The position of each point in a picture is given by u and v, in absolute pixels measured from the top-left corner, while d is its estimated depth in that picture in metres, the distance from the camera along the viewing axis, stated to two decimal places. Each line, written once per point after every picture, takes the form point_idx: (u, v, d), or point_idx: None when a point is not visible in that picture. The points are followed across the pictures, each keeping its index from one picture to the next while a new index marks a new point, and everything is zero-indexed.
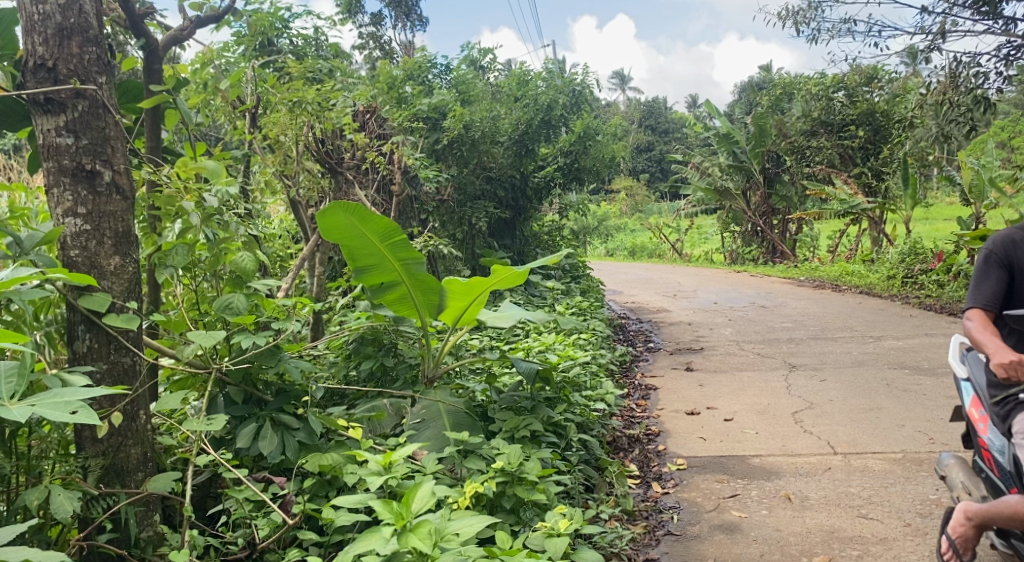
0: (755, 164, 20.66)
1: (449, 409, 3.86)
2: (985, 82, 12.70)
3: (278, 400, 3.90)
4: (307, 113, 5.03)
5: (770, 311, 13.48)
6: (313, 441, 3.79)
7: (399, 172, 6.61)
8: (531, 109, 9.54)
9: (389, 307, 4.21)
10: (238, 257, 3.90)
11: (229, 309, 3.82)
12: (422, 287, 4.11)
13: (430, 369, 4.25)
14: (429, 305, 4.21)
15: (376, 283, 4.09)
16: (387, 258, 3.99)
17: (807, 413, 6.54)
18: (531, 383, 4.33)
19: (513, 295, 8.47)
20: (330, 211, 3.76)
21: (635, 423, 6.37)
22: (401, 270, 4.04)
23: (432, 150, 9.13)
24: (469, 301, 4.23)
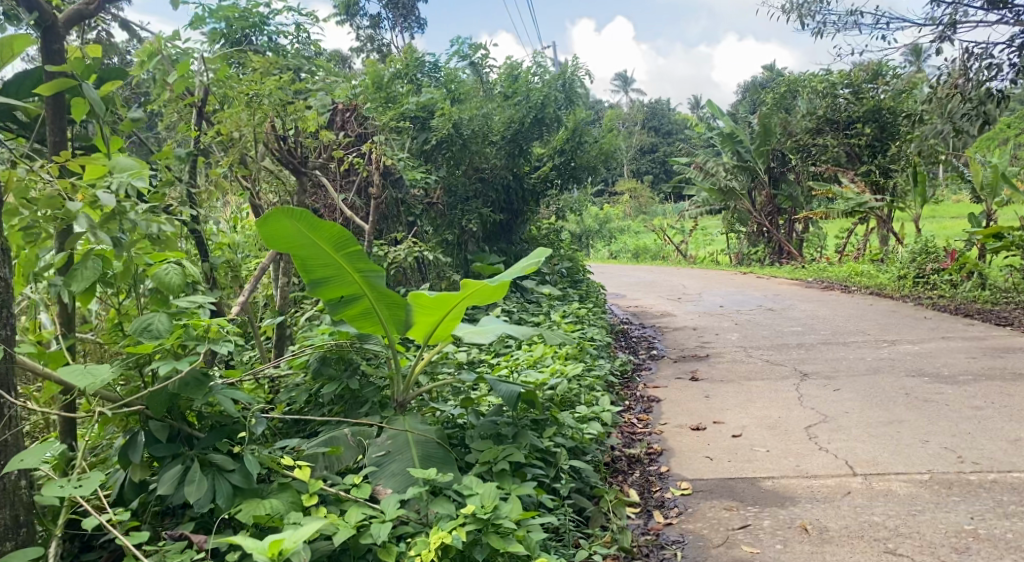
0: (759, 164, 20.17)
1: (418, 440, 3.51)
2: (997, 74, 12.20)
3: (210, 436, 3.53)
4: (267, 109, 4.74)
5: (778, 314, 12.99)
6: (249, 484, 3.37)
7: (378, 174, 6.16)
8: (523, 107, 9.07)
9: (351, 324, 3.87)
10: (160, 271, 3.56)
11: (150, 331, 3.40)
12: (384, 300, 3.78)
13: (400, 393, 3.87)
14: (396, 320, 3.86)
15: (335, 298, 3.76)
16: (344, 268, 3.67)
17: (822, 427, 6.07)
18: (513, 409, 3.94)
19: (507, 303, 8.01)
20: (272, 217, 3.45)
21: (636, 441, 5.92)
22: (360, 282, 3.71)
23: (420, 151, 8.68)
24: (442, 315, 3.89)
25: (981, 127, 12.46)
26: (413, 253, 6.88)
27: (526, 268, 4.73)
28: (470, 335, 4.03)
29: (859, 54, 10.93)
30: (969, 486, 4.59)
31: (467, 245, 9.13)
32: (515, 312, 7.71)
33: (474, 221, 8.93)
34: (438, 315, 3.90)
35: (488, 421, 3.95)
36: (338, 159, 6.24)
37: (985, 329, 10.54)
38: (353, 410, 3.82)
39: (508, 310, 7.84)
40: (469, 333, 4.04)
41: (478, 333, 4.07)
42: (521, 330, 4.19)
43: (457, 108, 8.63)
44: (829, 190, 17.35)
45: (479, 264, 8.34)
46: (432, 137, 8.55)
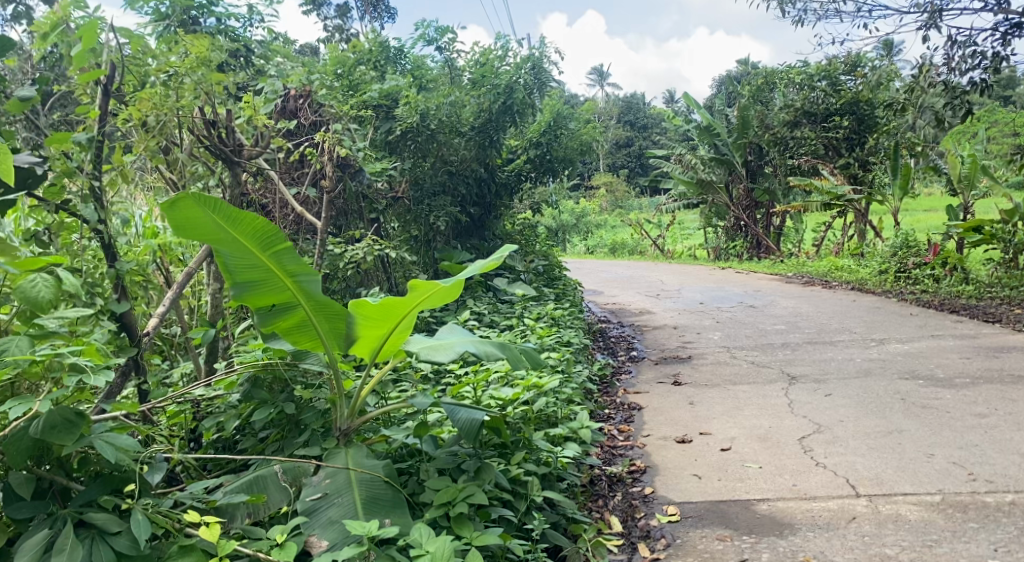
0: (736, 157, 19.78)
1: (361, 479, 3.26)
2: (983, 63, 11.81)
3: (93, 489, 3.14)
4: (192, 91, 4.28)
5: (759, 311, 12.57)
6: (137, 550, 3.01)
7: (331, 164, 5.61)
8: (491, 93, 8.52)
9: (284, 337, 3.57)
10: (27, 283, 3.26)
11: (3, 353, 3.09)
12: (320, 309, 3.50)
13: (345, 421, 3.55)
14: (334, 329, 3.59)
15: (264, 304, 3.46)
16: (272, 270, 3.39)
17: (817, 439, 5.64)
18: (474, 439, 3.49)
19: (477, 305, 7.50)
20: (188, 204, 3.15)
21: (617, 457, 5.45)
22: (293, 287, 3.43)
23: (384, 142, 8.14)
24: (386, 325, 3.62)
25: (966, 116, 12.07)
26: (373, 251, 6.35)
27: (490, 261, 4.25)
28: (433, 353, 3.69)
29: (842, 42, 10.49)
30: (986, 509, 4.17)
31: (435, 242, 8.59)
32: (486, 315, 7.19)
33: (442, 217, 8.37)
34: (383, 326, 3.63)
35: (446, 453, 3.58)
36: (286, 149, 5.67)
37: (973, 326, 10.16)
38: (291, 443, 3.54)
39: (478, 314, 7.34)
40: (433, 351, 3.69)
41: (442, 350, 3.72)
42: (491, 347, 3.83)
43: (422, 95, 8.09)
44: (809, 182, 16.91)
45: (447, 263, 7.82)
46: (396, 127, 8.02)
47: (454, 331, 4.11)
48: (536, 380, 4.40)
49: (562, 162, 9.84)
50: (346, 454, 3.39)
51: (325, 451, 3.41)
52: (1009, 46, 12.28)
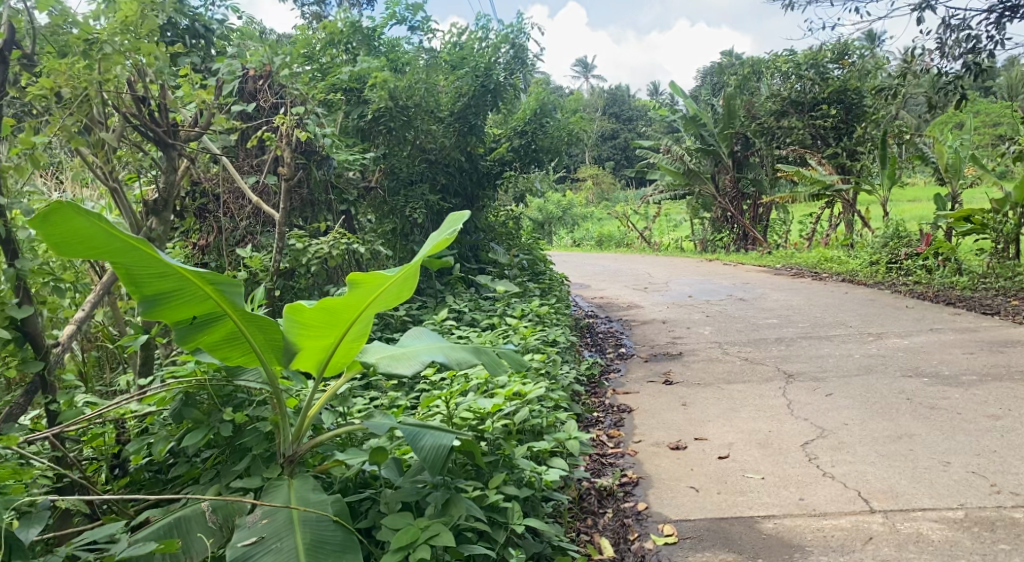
0: (723, 148, 19.32)
1: (304, 521, 2.96)
2: (978, 46, 11.40)
3: None
4: (116, 59, 3.88)
5: (750, 304, 12.17)
6: None
7: (290, 149, 5.16)
8: (469, 76, 8.07)
9: (213, 353, 3.34)
10: None
11: None
12: (246, 317, 3.26)
13: (288, 445, 3.27)
14: (269, 340, 3.34)
15: (182, 318, 3.22)
16: (183, 278, 3.15)
17: (821, 445, 5.24)
18: (438, 469, 3.10)
19: (456, 302, 7.05)
20: (68, 215, 2.93)
21: (607, 467, 5.03)
22: (211, 295, 3.19)
23: (357, 128, 7.69)
24: (332, 333, 3.37)
25: (959, 102, 11.55)
26: (342, 245, 5.90)
27: (438, 242, 3.83)
28: (392, 365, 3.43)
29: (834, 24, 10.06)
30: (1016, 528, 3.79)
31: (412, 235, 8.12)
32: (465, 313, 6.76)
33: (420, 209, 7.89)
34: (328, 335, 3.38)
35: (410, 483, 3.22)
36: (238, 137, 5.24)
37: (973, 320, 9.79)
38: (227, 469, 3.27)
39: (458, 311, 6.89)
40: (392, 364, 3.42)
41: (404, 360, 3.45)
42: (462, 352, 3.52)
43: (395, 76, 7.62)
44: (796, 171, 16.52)
45: None
46: (369, 111, 7.56)
47: (421, 335, 3.79)
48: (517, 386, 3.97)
49: (548, 152, 9.39)
50: (290, 486, 3.12)
51: (267, 484, 3.12)
52: (1004, 30, 11.91)
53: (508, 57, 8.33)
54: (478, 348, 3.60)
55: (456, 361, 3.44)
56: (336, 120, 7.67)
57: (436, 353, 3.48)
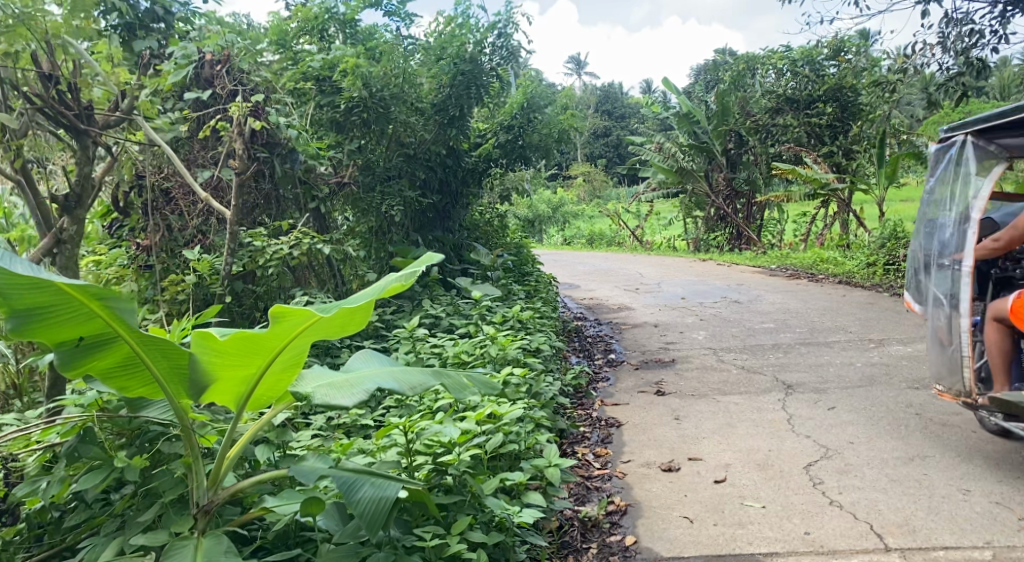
0: (716, 145, 18.77)
1: None
2: (980, 42, 10.97)
3: None
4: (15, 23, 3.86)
5: (745, 307, 11.74)
6: None
7: (241, 139, 4.73)
8: (449, 64, 7.72)
9: (106, 380, 3.00)
10: None
11: None
12: (146, 343, 2.93)
13: (203, 495, 2.92)
14: (173, 367, 3.01)
15: (65, 338, 2.86)
16: (64, 293, 2.78)
17: (825, 467, 4.81)
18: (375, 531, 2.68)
19: (434, 306, 6.59)
20: None
21: (591, 493, 4.60)
22: (99, 313, 2.84)
23: (329, 120, 7.24)
24: (256, 363, 2.99)
25: (960, 98, 11.06)
26: (304, 246, 5.45)
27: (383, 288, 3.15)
28: (331, 395, 2.99)
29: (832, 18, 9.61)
30: None
31: (390, 234, 7.63)
32: (442, 320, 6.31)
33: (396, 206, 7.42)
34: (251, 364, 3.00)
35: (349, 540, 2.80)
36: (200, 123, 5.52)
37: None
38: (132, 520, 2.93)
39: (435, 317, 6.44)
40: (331, 394, 2.98)
41: (346, 389, 3.02)
42: (416, 375, 3.09)
43: (368, 64, 7.18)
44: (793, 169, 15.90)
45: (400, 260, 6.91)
46: (342, 100, 7.10)
47: (372, 359, 3.33)
48: (487, 411, 3.55)
49: (536, 148, 8.96)
50: (198, 547, 2.73)
51: (170, 543, 2.75)
52: (1007, 24, 11.51)
53: (493, 44, 8.02)
54: (439, 371, 3.16)
55: (407, 386, 3.01)
56: (308, 111, 7.19)
57: (383, 378, 3.05)
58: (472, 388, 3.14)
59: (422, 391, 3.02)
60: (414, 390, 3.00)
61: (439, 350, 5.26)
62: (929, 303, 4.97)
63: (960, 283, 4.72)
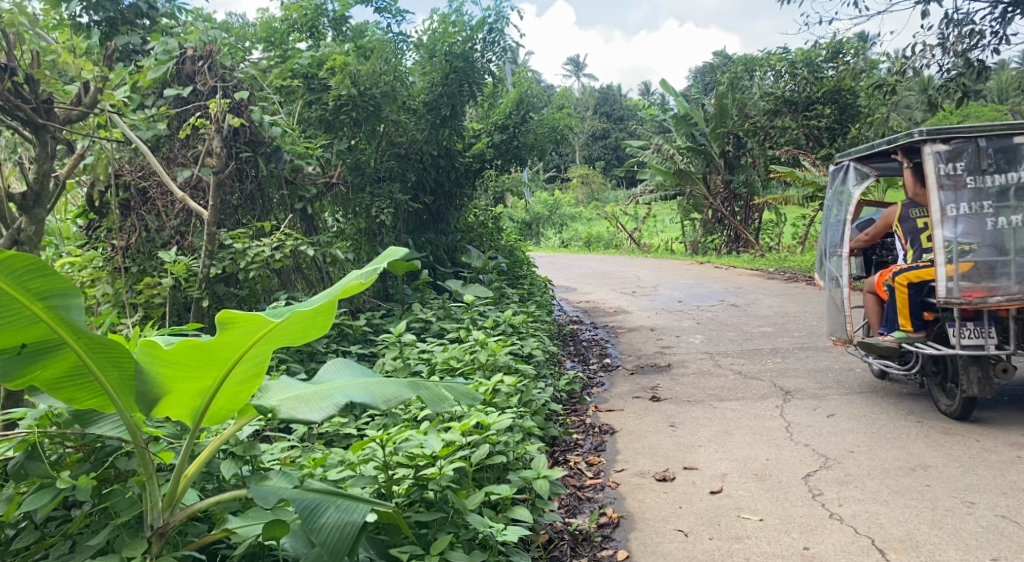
0: (714, 148, 18.65)
1: None
2: (981, 44, 10.84)
3: None
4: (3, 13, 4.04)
5: (742, 311, 11.58)
6: None
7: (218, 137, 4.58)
8: (440, 62, 7.60)
9: (52, 391, 2.86)
10: None
11: None
12: (96, 351, 2.81)
13: (159, 517, 2.82)
14: (124, 379, 2.89)
15: (7, 346, 2.72)
16: (7, 296, 2.64)
17: (825, 478, 4.66)
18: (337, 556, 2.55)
19: (423, 310, 6.43)
20: None
21: (582, 504, 4.45)
22: (45, 318, 2.71)
23: (318, 120, 7.09)
24: (212, 374, 2.94)
25: (961, 100, 10.93)
26: (287, 248, 5.29)
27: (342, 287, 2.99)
28: (298, 408, 2.84)
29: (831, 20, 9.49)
30: None
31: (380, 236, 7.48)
32: (431, 324, 6.15)
33: (386, 208, 7.25)
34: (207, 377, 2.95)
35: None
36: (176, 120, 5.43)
37: None
38: (84, 543, 2.79)
39: (424, 321, 6.28)
40: (298, 407, 2.83)
41: (315, 401, 2.87)
42: (391, 387, 2.94)
43: (358, 62, 7.04)
44: (790, 172, 15.74)
45: (390, 263, 6.75)
46: (330, 98, 6.96)
47: (347, 368, 3.18)
48: (470, 422, 3.39)
49: (530, 148, 8.81)
50: None
51: None
52: (1007, 25, 11.36)
53: (484, 40, 7.84)
54: (417, 382, 3.00)
55: (381, 400, 2.86)
56: (296, 110, 7.04)
57: (355, 390, 2.89)
58: (451, 401, 2.99)
59: (396, 405, 2.86)
60: (388, 403, 2.84)
61: (428, 356, 5.11)
62: (827, 280, 6.23)
63: (843, 267, 5.97)
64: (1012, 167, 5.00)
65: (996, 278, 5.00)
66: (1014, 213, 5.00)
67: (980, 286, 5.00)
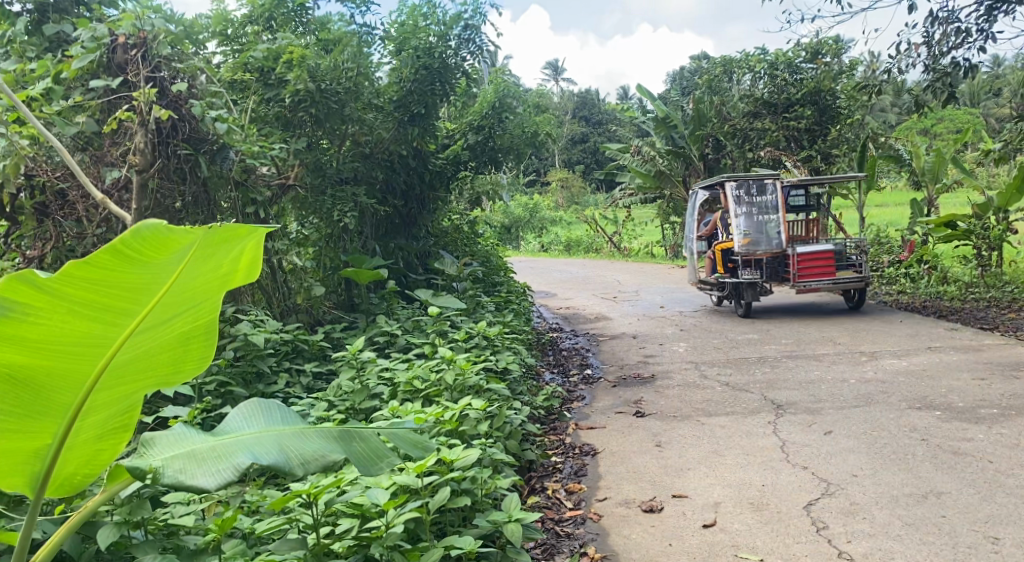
0: (693, 150, 18.26)
1: None
2: (967, 40, 10.51)
3: None
4: None
5: (727, 317, 11.16)
6: None
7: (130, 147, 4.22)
8: (410, 57, 7.20)
9: None
10: None
11: None
12: None
13: None
14: None
15: None
16: None
17: (829, 507, 4.22)
18: None
19: (388, 321, 5.92)
20: None
21: (563, 542, 3.99)
22: None
23: (276, 116, 6.58)
24: (54, 422, 2.36)
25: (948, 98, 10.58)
26: None
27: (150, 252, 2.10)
28: (188, 469, 2.31)
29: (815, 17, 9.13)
30: None
31: (344, 242, 6.94)
32: (396, 337, 5.66)
33: (348, 212, 6.68)
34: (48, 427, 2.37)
35: None
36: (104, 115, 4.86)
37: (972, 334, 8.83)
38: None
39: (389, 335, 5.77)
40: (188, 467, 2.31)
41: (212, 460, 2.35)
42: (312, 444, 2.45)
43: (316, 54, 6.56)
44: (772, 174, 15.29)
45: (352, 270, 6.25)
46: (286, 94, 6.42)
47: (261, 413, 2.66)
48: (424, 465, 2.93)
49: (507, 151, 8.36)
50: None
51: None
52: (993, 24, 11.03)
53: (458, 37, 7.44)
54: (347, 433, 2.52)
55: (297, 461, 2.37)
56: (250, 106, 6.51)
57: (265, 449, 2.39)
58: (387, 454, 2.50)
59: (316, 467, 2.38)
60: (305, 466, 2.36)
61: (390, 376, 4.63)
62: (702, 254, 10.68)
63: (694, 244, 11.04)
64: (765, 192, 10.08)
65: (764, 243, 10.10)
66: (768, 213, 10.16)
67: (752, 248, 10.12)
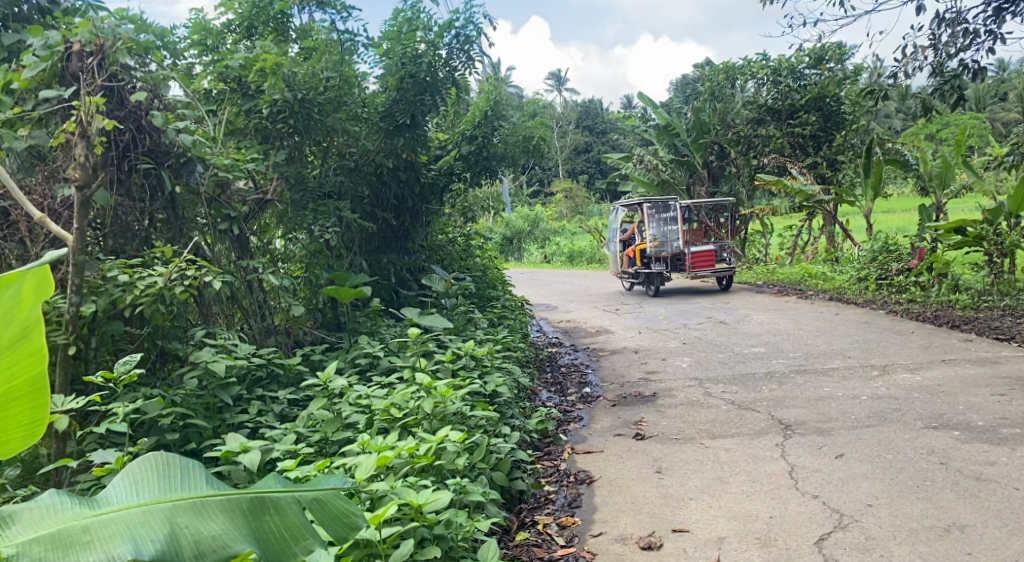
0: (696, 158, 17.93)
1: None
2: (976, 41, 10.16)
3: None
4: None
5: (732, 329, 10.79)
6: None
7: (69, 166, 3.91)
8: (397, 65, 6.93)
9: None
10: None
11: None
12: None
13: None
14: None
15: None
16: None
17: (841, 543, 3.88)
18: None
19: (370, 342, 5.60)
20: None
21: None
22: None
23: (256, 128, 6.30)
24: None
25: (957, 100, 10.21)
26: (192, 278, 4.41)
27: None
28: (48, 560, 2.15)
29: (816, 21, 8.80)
30: None
31: (328, 258, 6.64)
32: (378, 359, 5.34)
33: (330, 227, 6.38)
34: None
35: None
36: (54, 126, 4.54)
37: (989, 345, 8.43)
38: None
39: (372, 356, 5.42)
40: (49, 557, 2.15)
41: (82, 549, 2.19)
42: (210, 526, 2.34)
43: (295, 62, 6.26)
44: (776, 180, 14.93)
45: (332, 288, 5.94)
46: (263, 105, 6.18)
47: (156, 476, 2.45)
48: (382, 516, 2.78)
49: (500, 161, 8.04)
50: None
51: None
52: (1001, 24, 10.71)
53: (448, 46, 7.19)
54: (256, 508, 2.43)
55: (191, 552, 2.28)
56: (228, 118, 6.24)
57: (150, 536, 2.26)
58: (298, 540, 2.42)
59: (211, 559, 2.29)
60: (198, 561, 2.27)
61: (367, 403, 4.31)
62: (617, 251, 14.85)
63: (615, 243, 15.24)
64: (669, 211, 14.17)
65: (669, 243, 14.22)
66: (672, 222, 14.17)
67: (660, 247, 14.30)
